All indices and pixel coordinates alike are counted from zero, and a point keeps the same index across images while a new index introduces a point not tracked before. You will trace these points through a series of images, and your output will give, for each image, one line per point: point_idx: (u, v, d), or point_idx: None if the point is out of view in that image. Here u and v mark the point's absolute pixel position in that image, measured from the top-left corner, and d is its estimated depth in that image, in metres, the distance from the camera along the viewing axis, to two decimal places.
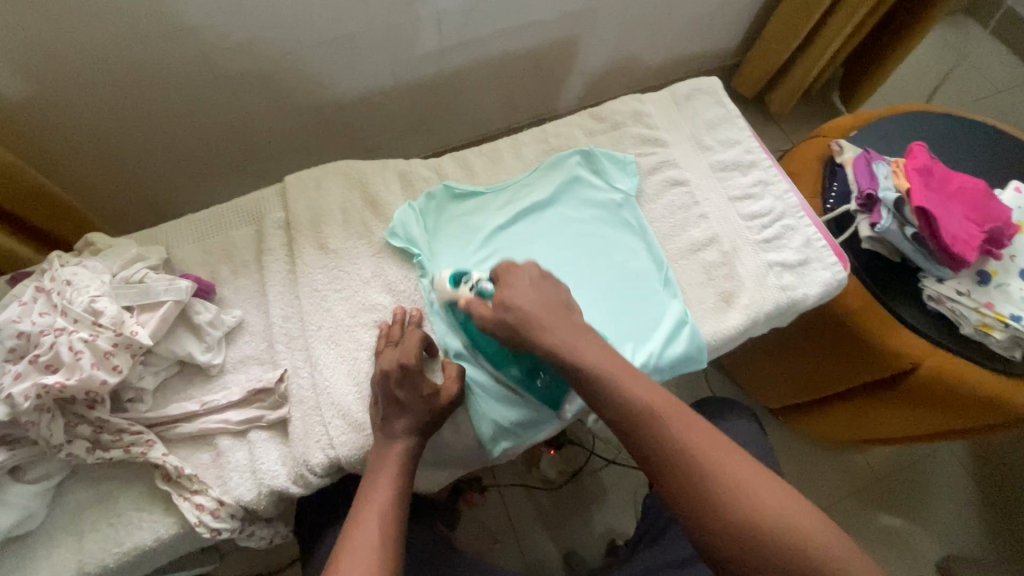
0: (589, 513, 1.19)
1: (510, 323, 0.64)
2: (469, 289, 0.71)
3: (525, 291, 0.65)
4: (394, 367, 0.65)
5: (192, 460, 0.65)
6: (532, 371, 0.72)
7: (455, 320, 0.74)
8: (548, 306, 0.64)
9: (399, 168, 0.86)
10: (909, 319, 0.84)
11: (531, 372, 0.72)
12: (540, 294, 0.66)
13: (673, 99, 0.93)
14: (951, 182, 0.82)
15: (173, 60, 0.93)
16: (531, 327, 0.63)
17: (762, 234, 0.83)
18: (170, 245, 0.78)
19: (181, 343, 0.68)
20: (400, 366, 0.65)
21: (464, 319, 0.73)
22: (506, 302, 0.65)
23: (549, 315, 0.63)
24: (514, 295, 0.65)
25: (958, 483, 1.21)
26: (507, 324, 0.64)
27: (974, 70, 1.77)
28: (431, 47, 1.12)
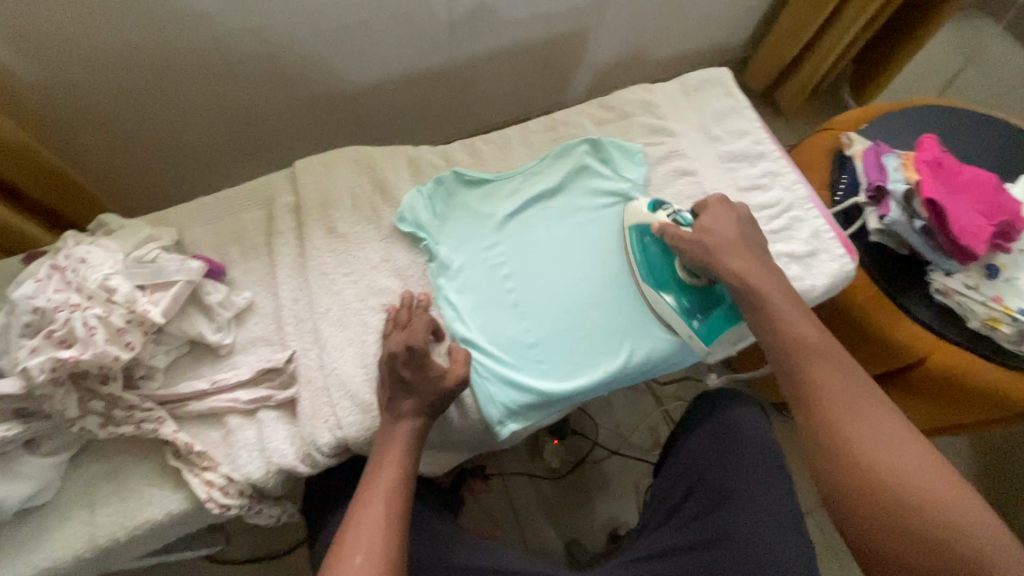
0: (591, 503, 1.20)
1: (703, 243, 0.71)
2: (667, 215, 0.76)
3: (724, 222, 0.72)
4: (401, 348, 0.64)
5: (202, 437, 0.66)
6: (703, 308, 0.75)
7: (639, 239, 0.78)
8: (739, 241, 0.71)
9: (408, 154, 0.86)
10: (916, 310, 0.84)
11: (700, 307, 0.75)
12: (738, 230, 0.72)
13: (682, 89, 0.93)
14: (962, 175, 0.81)
15: (184, 46, 0.93)
16: (722, 254, 0.70)
17: (769, 224, 0.83)
18: (181, 228, 0.79)
19: (191, 323, 0.69)
20: (406, 347, 0.64)
21: (648, 241, 0.77)
22: (707, 227, 0.72)
23: (744, 248, 0.70)
24: (713, 223, 0.72)
25: (961, 480, 1.20)
26: (701, 240, 0.71)
27: (987, 68, 1.76)
28: (441, 37, 1.13)
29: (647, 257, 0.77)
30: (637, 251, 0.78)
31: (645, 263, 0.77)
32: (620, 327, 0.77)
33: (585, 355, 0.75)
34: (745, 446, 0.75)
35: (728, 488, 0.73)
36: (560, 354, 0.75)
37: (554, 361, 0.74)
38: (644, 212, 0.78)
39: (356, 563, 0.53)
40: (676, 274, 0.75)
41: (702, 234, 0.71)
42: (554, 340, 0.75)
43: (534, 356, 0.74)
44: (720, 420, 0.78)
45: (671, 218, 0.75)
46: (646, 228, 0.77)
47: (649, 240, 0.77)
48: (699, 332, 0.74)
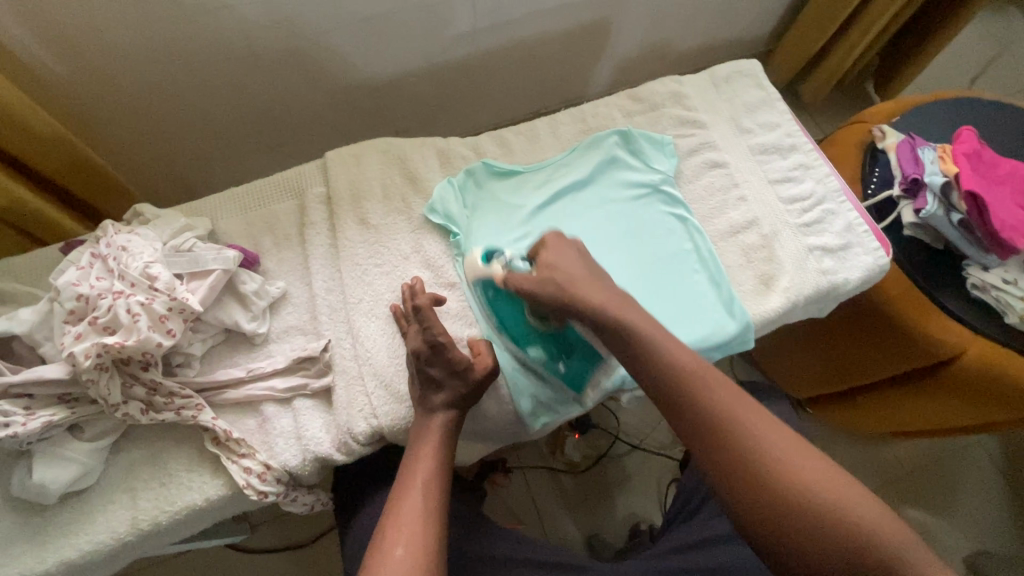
0: (612, 498, 1.20)
1: (557, 286, 0.63)
2: (503, 266, 0.72)
3: (572, 263, 0.65)
4: (424, 345, 0.64)
5: (239, 425, 0.67)
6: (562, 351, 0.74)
7: (484, 296, 0.74)
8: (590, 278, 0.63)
9: (438, 145, 0.86)
10: (952, 307, 0.83)
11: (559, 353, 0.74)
12: (610, 289, 0.62)
13: (712, 81, 0.92)
14: (1000, 168, 0.80)
15: (212, 38, 0.94)
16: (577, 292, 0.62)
17: (802, 218, 0.82)
18: (214, 217, 0.80)
19: (228, 312, 0.69)
20: (430, 345, 0.64)
21: (493, 296, 0.74)
22: (552, 265, 0.65)
23: (602, 285, 0.63)
24: (557, 258, 0.65)
25: (987, 478, 1.19)
26: (552, 282, 0.63)
27: (1015, 61, 1.72)
28: (466, 30, 1.13)
29: (497, 311, 0.74)
30: (486, 310, 0.74)
31: (498, 319, 0.74)
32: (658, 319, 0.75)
33: None
34: None
35: None
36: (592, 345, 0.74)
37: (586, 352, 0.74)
38: (480, 264, 0.74)
39: (397, 556, 0.52)
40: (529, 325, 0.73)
41: (547, 272, 0.64)
42: None
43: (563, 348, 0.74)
44: None
45: (507, 269, 0.71)
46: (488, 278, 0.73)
47: (494, 291, 0.74)
48: (566, 378, 0.73)
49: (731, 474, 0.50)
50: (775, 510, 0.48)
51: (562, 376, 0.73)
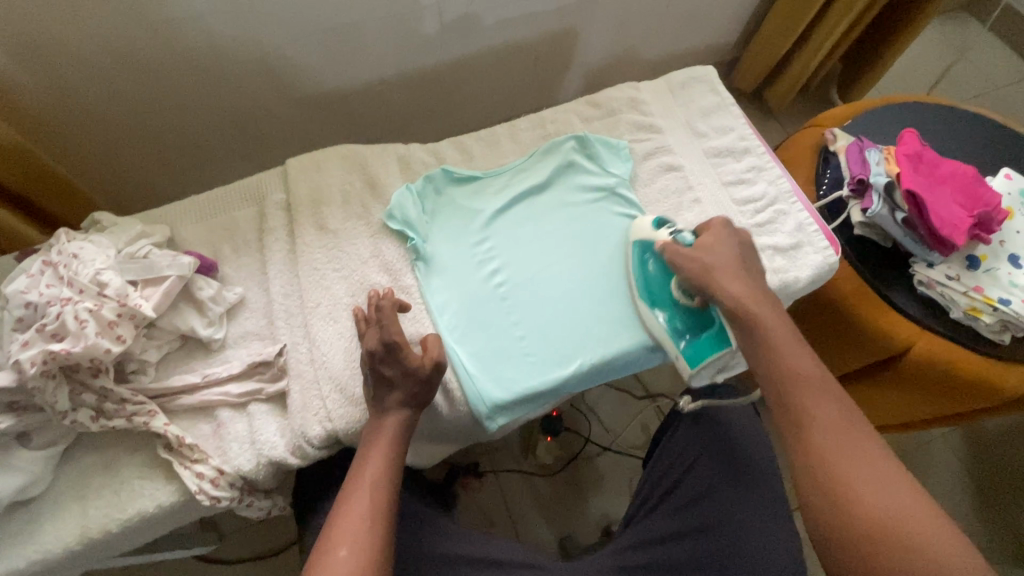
0: (584, 499, 1.21)
1: (702, 264, 0.70)
2: (668, 233, 0.75)
3: (723, 248, 0.71)
4: (379, 345, 0.64)
5: (193, 430, 0.67)
6: (692, 328, 0.73)
7: (639, 257, 0.78)
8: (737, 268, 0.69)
9: (398, 152, 0.87)
10: (903, 303, 0.85)
11: (690, 329, 0.73)
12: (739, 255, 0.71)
13: (668, 87, 0.95)
14: (941, 169, 0.83)
15: (176, 48, 0.95)
16: (715, 279, 0.68)
17: (755, 218, 0.85)
18: (174, 225, 0.80)
19: (183, 318, 0.69)
20: (384, 345, 0.64)
21: (648, 260, 0.77)
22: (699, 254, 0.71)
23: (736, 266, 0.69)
24: (711, 242, 0.71)
25: (950, 472, 1.22)
26: (698, 261, 0.70)
27: (972, 67, 1.79)
28: (433, 39, 1.14)
29: (646, 275, 0.77)
30: (636, 269, 0.77)
31: (644, 281, 0.77)
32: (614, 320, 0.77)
33: (572, 348, 0.75)
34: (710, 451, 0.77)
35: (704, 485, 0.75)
36: (549, 346, 0.75)
37: (542, 354, 0.75)
38: (648, 229, 0.77)
39: (340, 556, 0.53)
40: (671, 294, 0.75)
41: (697, 254, 0.71)
42: (543, 331, 0.76)
43: (522, 350, 0.75)
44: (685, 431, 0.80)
45: (672, 237, 0.74)
46: (649, 246, 0.77)
47: (650, 257, 0.77)
48: (684, 353, 0.73)
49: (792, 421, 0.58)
50: (839, 495, 0.52)
51: (681, 351, 0.73)
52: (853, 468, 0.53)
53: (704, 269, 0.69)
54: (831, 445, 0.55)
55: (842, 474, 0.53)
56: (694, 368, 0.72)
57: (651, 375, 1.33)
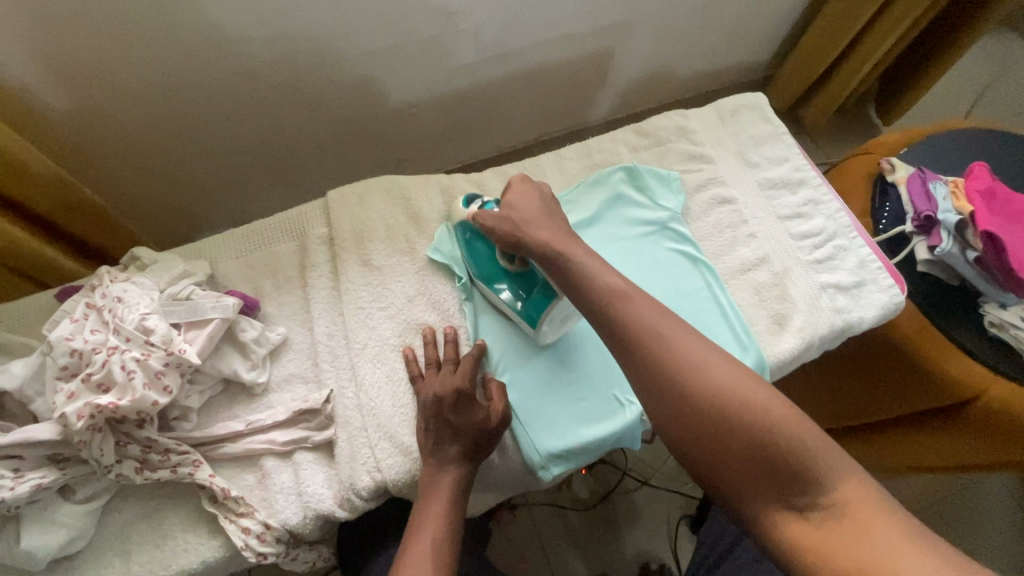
0: (620, 535, 1.17)
1: (508, 220, 0.67)
2: (476, 206, 0.75)
3: (526, 200, 0.68)
4: (450, 392, 0.64)
5: (238, 481, 0.64)
6: (524, 289, 0.72)
7: (462, 237, 0.77)
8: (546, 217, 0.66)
9: (441, 184, 0.85)
10: (969, 346, 0.81)
11: (523, 290, 0.72)
12: (545, 205, 0.68)
13: (718, 114, 0.91)
14: (1015, 205, 0.79)
15: (211, 74, 0.93)
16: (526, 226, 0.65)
17: (814, 254, 0.81)
18: (214, 260, 0.78)
19: (227, 362, 0.67)
20: (456, 391, 0.64)
21: (470, 237, 0.76)
22: (510, 205, 0.68)
23: (545, 220, 0.66)
24: (516, 199, 0.68)
25: (1006, 512, 1.16)
26: (506, 221, 0.67)
27: (1014, 83, 1.73)
28: (468, 61, 1.12)
29: (474, 251, 0.76)
30: (463, 249, 0.77)
31: (472, 258, 0.76)
32: None
33: (627, 392, 0.72)
34: None
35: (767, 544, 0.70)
36: (603, 392, 0.72)
37: (596, 398, 0.72)
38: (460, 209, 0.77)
39: None
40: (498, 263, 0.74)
41: (504, 211, 0.68)
42: (596, 376, 0.73)
43: (574, 396, 0.72)
44: None
45: (478, 208, 0.74)
46: (468, 225, 0.76)
47: (471, 235, 0.76)
48: (523, 314, 0.71)
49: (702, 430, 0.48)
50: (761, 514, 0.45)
51: (520, 314, 0.72)
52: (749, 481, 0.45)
53: (514, 225, 0.66)
54: (696, 388, 0.48)
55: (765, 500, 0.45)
56: (535, 327, 0.71)
57: None
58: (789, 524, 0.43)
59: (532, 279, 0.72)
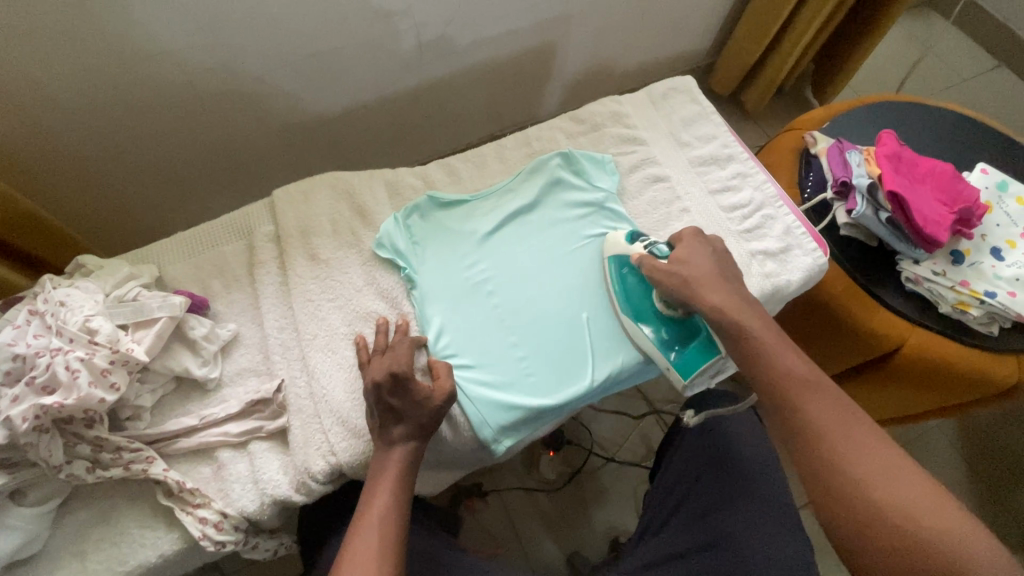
0: (590, 511, 1.20)
1: (679, 276, 0.71)
2: (644, 246, 0.76)
3: (697, 259, 0.72)
4: (386, 377, 0.65)
5: (193, 474, 0.66)
6: (679, 339, 0.74)
7: (617, 271, 0.78)
8: (716, 278, 0.70)
9: (386, 177, 0.87)
10: (891, 302, 0.86)
11: (678, 340, 0.73)
12: (715, 264, 0.72)
13: (650, 98, 0.96)
14: (921, 167, 0.85)
15: (153, 84, 0.94)
16: (695, 287, 0.69)
17: (743, 224, 0.86)
18: (161, 264, 0.79)
19: (177, 359, 0.68)
20: (391, 376, 0.65)
21: (625, 274, 0.78)
22: (679, 260, 0.72)
23: (717, 281, 0.69)
24: (686, 255, 0.72)
25: (949, 459, 1.24)
26: (675, 276, 0.71)
27: (939, 60, 1.84)
28: (413, 60, 1.15)
29: (627, 289, 0.77)
30: (614, 283, 0.78)
31: (625, 295, 0.77)
32: (606, 334, 0.78)
33: (573, 364, 0.76)
34: (721, 452, 0.77)
35: (719, 494, 0.75)
36: (548, 368, 0.75)
37: (544, 373, 0.75)
38: (622, 243, 0.78)
39: None
40: (655, 308, 0.75)
41: (674, 268, 0.71)
42: (541, 352, 0.76)
43: (523, 371, 0.75)
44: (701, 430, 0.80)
45: (647, 250, 0.75)
46: (625, 259, 0.78)
47: (629, 273, 0.77)
48: (675, 363, 0.73)
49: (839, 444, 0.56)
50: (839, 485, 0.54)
51: (673, 362, 0.73)
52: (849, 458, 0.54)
53: (682, 283, 0.70)
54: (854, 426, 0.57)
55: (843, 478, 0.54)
56: (688, 377, 0.72)
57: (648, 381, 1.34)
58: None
59: (691, 331, 0.73)
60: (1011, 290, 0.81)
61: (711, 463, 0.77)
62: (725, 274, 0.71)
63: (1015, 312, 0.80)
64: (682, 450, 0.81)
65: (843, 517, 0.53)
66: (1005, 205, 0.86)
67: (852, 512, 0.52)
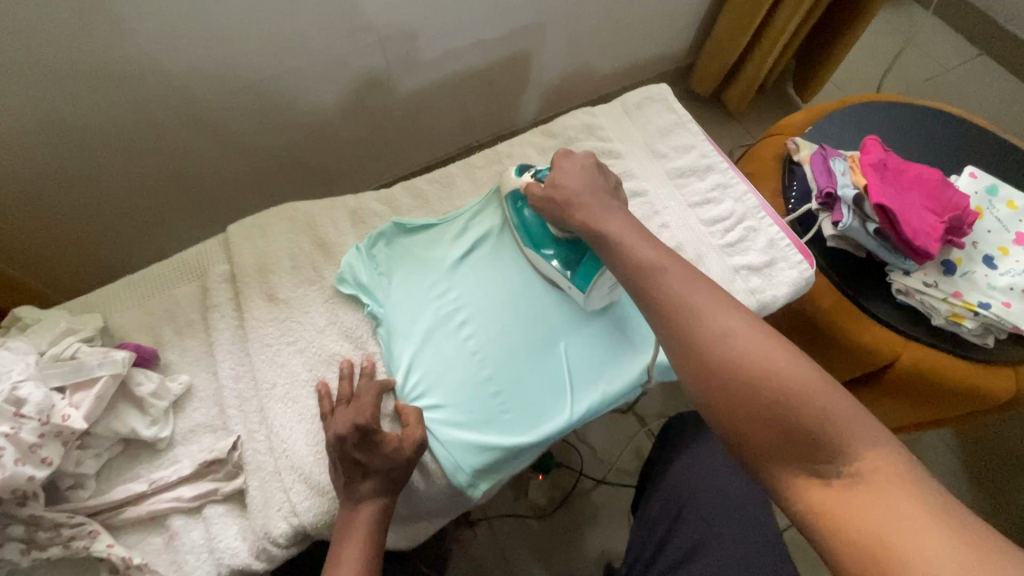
0: (583, 536, 1.16)
1: (552, 198, 0.72)
2: (530, 176, 0.78)
3: (572, 175, 0.72)
4: (351, 430, 0.60)
5: (142, 546, 0.61)
6: (572, 258, 0.75)
7: (513, 207, 0.79)
8: (587, 191, 0.70)
9: (348, 206, 0.82)
10: (882, 314, 0.83)
11: (570, 258, 0.75)
12: (587, 178, 0.72)
13: (624, 109, 0.91)
14: (907, 174, 0.81)
15: (99, 118, 0.86)
16: (570, 208, 0.70)
17: (725, 238, 0.82)
18: (108, 312, 0.73)
19: (122, 420, 0.63)
20: (357, 430, 0.60)
21: (521, 207, 0.79)
22: (554, 182, 0.73)
23: (591, 196, 0.69)
24: (560, 176, 0.73)
25: (949, 465, 1.20)
26: (550, 200, 0.72)
27: (922, 51, 1.81)
28: (380, 75, 1.09)
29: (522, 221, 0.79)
30: (513, 218, 0.79)
31: (522, 228, 0.78)
32: (585, 363, 0.74)
33: (550, 398, 0.72)
34: (703, 489, 0.73)
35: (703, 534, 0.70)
36: (525, 402, 0.71)
37: (520, 409, 0.70)
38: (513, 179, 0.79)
39: None
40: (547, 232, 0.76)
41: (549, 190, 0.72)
42: (517, 386, 0.71)
43: (498, 409, 0.70)
44: (683, 464, 0.76)
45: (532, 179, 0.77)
46: (519, 193, 0.79)
47: (524, 206, 0.78)
48: (570, 281, 0.74)
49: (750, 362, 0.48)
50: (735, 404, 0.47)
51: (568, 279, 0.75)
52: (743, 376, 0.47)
53: (557, 202, 0.71)
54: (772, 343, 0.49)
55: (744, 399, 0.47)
56: (586, 288, 0.73)
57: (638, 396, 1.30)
58: (806, 487, 0.44)
59: (579, 247, 0.75)
60: (1006, 301, 0.78)
61: (696, 500, 0.73)
62: (599, 185, 0.71)
63: (1011, 324, 0.77)
64: (666, 486, 0.76)
65: (730, 412, 0.47)
66: (996, 210, 0.83)
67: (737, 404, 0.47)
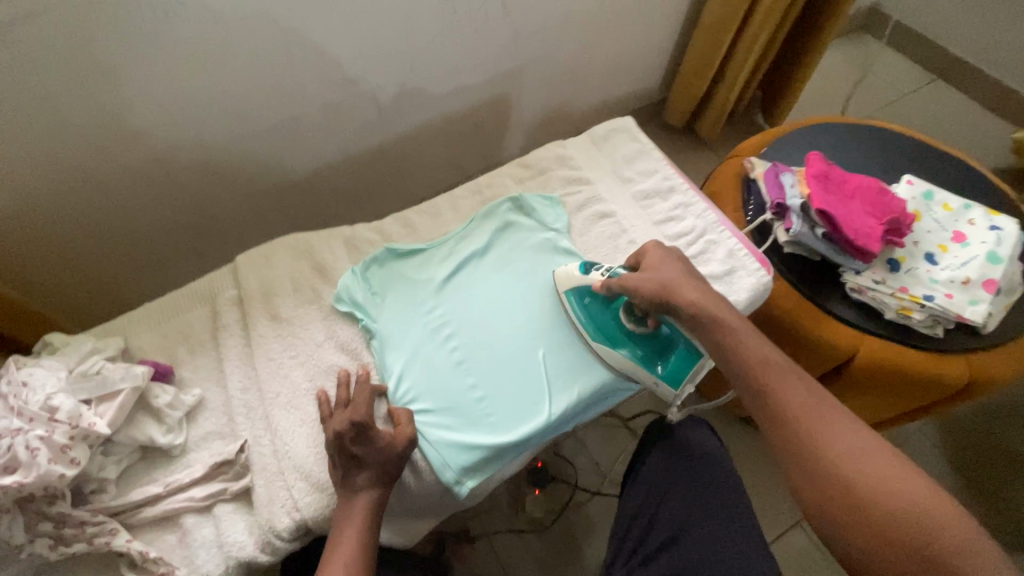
0: (580, 548, 1.19)
1: (653, 283, 0.73)
2: (603, 274, 0.80)
3: (666, 265, 0.75)
4: (347, 427, 0.66)
5: (158, 543, 0.67)
6: (658, 351, 0.78)
7: (579, 302, 0.81)
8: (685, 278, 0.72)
9: (344, 235, 0.91)
10: (838, 312, 0.89)
11: (657, 353, 0.78)
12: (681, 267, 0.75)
13: (592, 140, 1.01)
14: (849, 184, 0.89)
15: (123, 167, 0.96)
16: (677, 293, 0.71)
17: (688, 251, 0.90)
18: (127, 335, 0.81)
19: (140, 429, 0.69)
20: (353, 426, 0.66)
21: (588, 302, 0.81)
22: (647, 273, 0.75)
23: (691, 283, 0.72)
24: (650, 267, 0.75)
25: (936, 463, 1.23)
26: (652, 288, 0.73)
27: (880, 78, 1.95)
28: (373, 120, 1.21)
29: (591, 317, 0.81)
30: (580, 314, 0.81)
31: (591, 323, 0.81)
32: (563, 368, 0.80)
33: (531, 400, 0.77)
34: (678, 480, 0.79)
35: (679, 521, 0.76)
36: (507, 405, 0.77)
37: (503, 411, 0.76)
38: (578, 275, 0.82)
39: None
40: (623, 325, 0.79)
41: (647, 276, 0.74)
42: (500, 391, 0.77)
43: (482, 412, 0.76)
44: (660, 458, 0.81)
45: (609, 277, 0.79)
46: (586, 289, 0.81)
47: (591, 301, 0.81)
48: (663, 376, 0.77)
49: (841, 460, 0.58)
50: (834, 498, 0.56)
51: (660, 375, 0.77)
52: (839, 468, 0.57)
53: (659, 291, 0.72)
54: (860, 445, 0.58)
55: (840, 490, 0.56)
56: (677, 387, 0.77)
57: (629, 410, 1.35)
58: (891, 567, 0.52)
59: (665, 339, 0.77)
60: (948, 292, 0.84)
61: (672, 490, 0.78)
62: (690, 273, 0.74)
63: (955, 314, 0.83)
64: (643, 478, 0.81)
65: (825, 496, 0.57)
66: (933, 212, 0.92)
67: (857, 511, 0.55)
